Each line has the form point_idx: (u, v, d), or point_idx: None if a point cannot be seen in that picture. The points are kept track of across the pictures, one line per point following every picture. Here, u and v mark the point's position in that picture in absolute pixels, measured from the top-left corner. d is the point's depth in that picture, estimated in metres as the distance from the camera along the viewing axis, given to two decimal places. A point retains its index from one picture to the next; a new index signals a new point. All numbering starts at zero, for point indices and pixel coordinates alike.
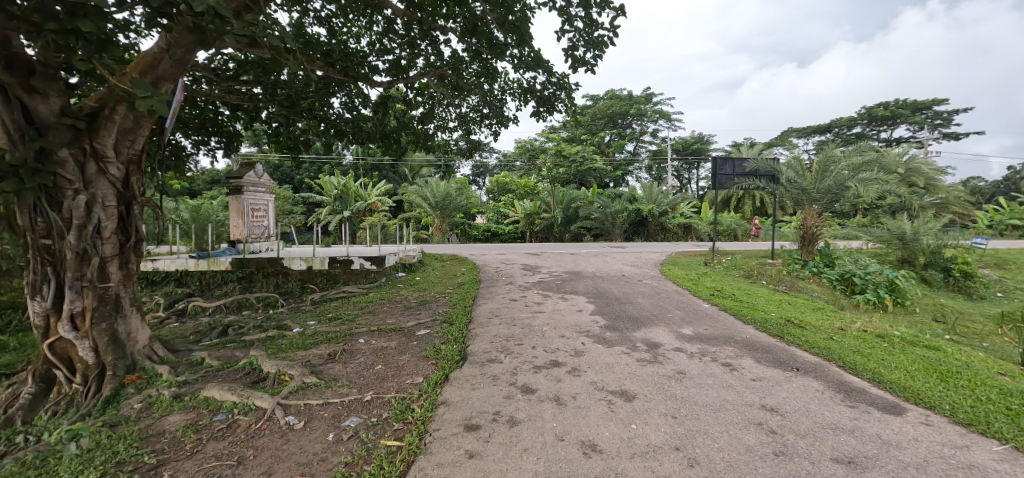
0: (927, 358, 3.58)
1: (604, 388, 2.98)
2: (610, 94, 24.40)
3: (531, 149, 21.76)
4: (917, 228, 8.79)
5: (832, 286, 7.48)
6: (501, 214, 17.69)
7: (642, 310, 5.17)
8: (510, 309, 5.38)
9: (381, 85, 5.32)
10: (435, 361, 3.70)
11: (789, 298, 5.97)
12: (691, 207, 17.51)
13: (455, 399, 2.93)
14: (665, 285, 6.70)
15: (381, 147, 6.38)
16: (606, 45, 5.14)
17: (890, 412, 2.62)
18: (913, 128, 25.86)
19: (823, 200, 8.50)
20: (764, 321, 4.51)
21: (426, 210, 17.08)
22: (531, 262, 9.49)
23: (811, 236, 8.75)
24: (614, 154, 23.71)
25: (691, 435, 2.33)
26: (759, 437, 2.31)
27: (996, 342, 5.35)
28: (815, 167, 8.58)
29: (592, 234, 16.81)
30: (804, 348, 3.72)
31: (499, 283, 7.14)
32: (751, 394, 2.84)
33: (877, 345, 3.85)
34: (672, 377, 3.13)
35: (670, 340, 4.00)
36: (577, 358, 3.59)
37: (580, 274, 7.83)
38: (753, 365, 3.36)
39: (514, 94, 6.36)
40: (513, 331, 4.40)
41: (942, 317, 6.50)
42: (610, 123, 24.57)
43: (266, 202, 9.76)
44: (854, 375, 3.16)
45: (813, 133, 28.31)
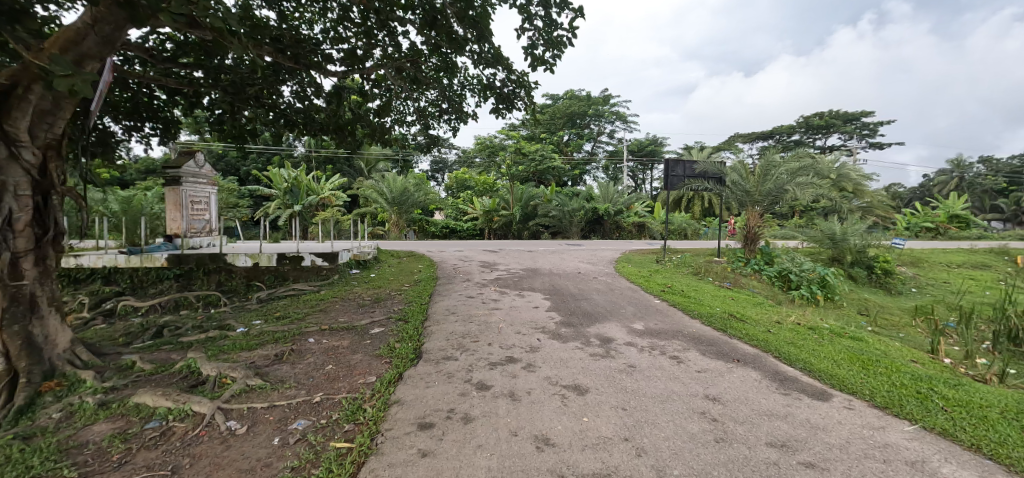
0: (852, 348, 3.90)
1: (558, 382, 3.03)
2: (570, 94, 24.72)
3: (492, 146, 21.70)
4: (846, 229, 9.57)
5: (771, 283, 7.99)
6: (460, 210, 17.76)
7: (596, 306, 5.30)
8: (467, 306, 5.36)
9: (335, 75, 5.12)
10: (390, 360, 3.62)
11: (733, 294, 6.31)
12: (645, 206, 18.04)
13: (408, 397, 2.87)
14: (619, 281, 6.89)
15: (335, 139, 6.14)
16: (565, 45, 5.22)
17: (818, 398, 2.83)
18: (844, 137, 28.07)
19: (764, 202, 8.98)
20: (710, 315, 4.74)
21: (382, 205, 16.75)
22: (489, 259, 9.48)
23: (753, 235, 9.29)
24: (572, 153, 24.16)
25: (639, 426, 2.41)
26: (701, 425, 2.43)
27: (910, 333, 5.93)
28: (758, 171, 9.10)
29: (550, 231, 16.98)
30: (744, 341, 3.95)
31: (457, 280, 7.09)
32: (696, 385, 2.98)
33: (809, 337, 4.15)
34: (622, 371, 3.22)
35: (622, 335, 4.13)
36: (533, 354, 3.62)
37: (537, 271, 7.91)
38: (698, 357, 3.53)
39: (473, 90, 6.32)
40: (470, 328, 4.38)
41: (866, 311, 7.13)
42: (569, 123, 24.92)
43: (207, 194, 9.16)
44: (787, 365, 3.39)
45: (757, 138, 30.10)
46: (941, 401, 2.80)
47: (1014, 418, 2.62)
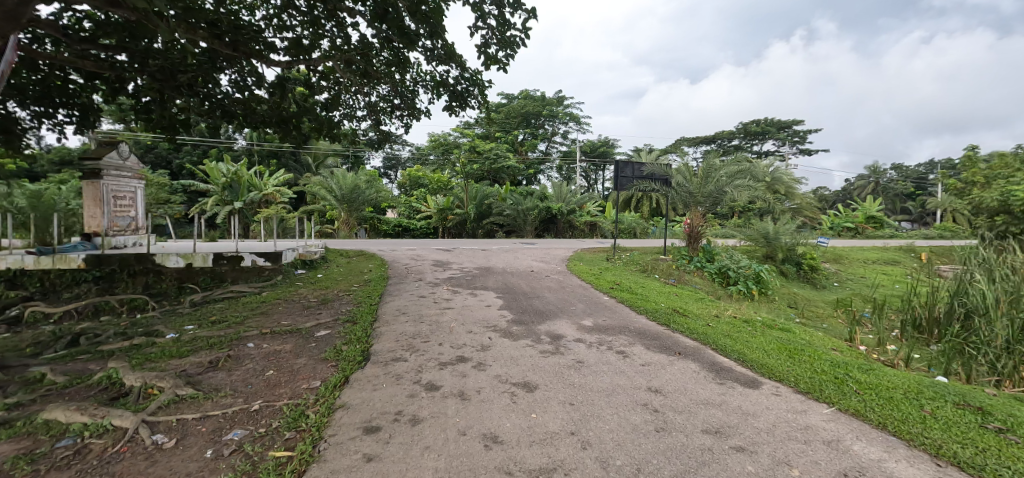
0: (781, 338, 4.21)
1: (508, 380, 3.04)
2: (525, 94, 24.92)
3: (446, 144, 21.48)
4: (778, 229, 10.30)
5: (712, 279, 8.45)
6: (414, 208, 17.46)
7: (548, 304, 5.38)
8: (419, 306, 5.27)
9: (278, 65, 4.86)
10: (336, 363, 3.49)
11: (677, 290, 6.62)
12: (596, 206, 18.50)
13: (355, 401, 2.78)
14: (570, 279, 7.03)
15: (279, 133, 5.82)
16: (518, 46, 5.26)
17: (750, 386, 3.03)
18: (777, 143, 30.23)
19: (706, 203, 9.54)
20: (655, 311, 4.95)
21: (331, 202, 16.17)
22: (442, 258, 9.37)
23: (696, 234, 9.80)
24: (527, 153, 24.39)
25: (585, 420, 2.47)
26: (643, 416, 2.53)
27: (832, 323, 6.50)
28: (700, 173, 9.57)
29: (504, 230, 17.03)
30: (685, 334, 4.16)
31: (409, 280, 6.95)
32: (640, 377, 3.10)
33: (744, 329, 4.44)
34: (571, 367, 3.29)
35: (571, 331, 4.23)
36: (483, 353, 3.62)
37: (491, 270, 7.91)
38: (643, 351, 3.67)
39: (427, 86, 6.22)
40: (420, 329, 4.30)
41: (794, 304, 7.73)
42: (523, 122, 25.12)
43: (133, 189, 8.44)
44: (723, 356, 3.61)
45: (701, 142, 31.76)
46: (855, 384, 3.08)
47: (915, 397, 2.93)
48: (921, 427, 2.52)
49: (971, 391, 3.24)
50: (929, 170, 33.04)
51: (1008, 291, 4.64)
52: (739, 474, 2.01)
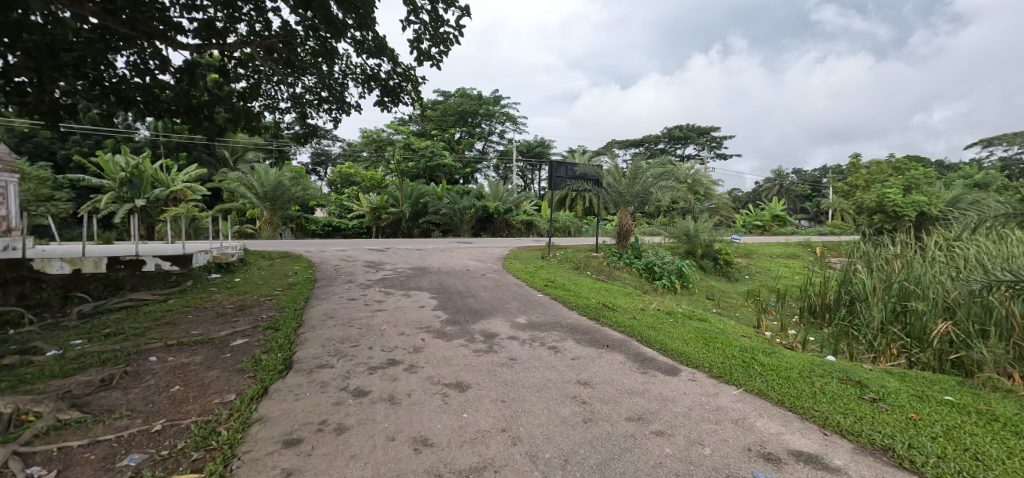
0: (699, 328, 4.56)
1: (440, 381, 3.00)
2: (462, 92, 24.76)
3: (379, 140, 20.75)
4: (697, 226, 11.15)
5: (639, 274, 8.92)
6: (345, 207, 16.68)
7: (483, 302, 5.38)
8: (348, 309, 5.03)
9: (186, 49, 4.41)
10: (254, 374, 3.23)
11: (607, 286, 6.93)
12: (533, 205, 18.82)
13: (273, 413, 2.59)
14: (506, 278, 7.08)
15: (188, 123, 5.28)
16: (452, 43, 5.20)
17: (670, 374, 3.24)
18: (697, 148, 32.65)
19: (634, 203, 10.03)
20: (586, 306, 5.14)
21: (251, 200, 15.05)
22: (375, 259, 9.04)
23: (626, 232, 10.26)
24: (464, 151, 24.26)
25: (516, 416, 2.50)
26: (572, 408, 2.62)
27: (743, 312, 7.20)
28: (628, 174, 10.02)
29: (441, 229, 16.81)
30: (614, 328, 4.35)
31: (338, 282, 6.63)
32: (570, 371, 3.19)
33: (666, 320, 4.74)
34: (504, 364, 3.32)
35: (505, 329, 4.26)
36: (416, 355, 3.54)
37: (425, 270, 7.76)
38: (574, 346, 3.79)
39: (357, 79, 5.96)
40: (349, 333, 4.11)
41: (711, 295, 8.40)
42: (460, 120, 24.94)
43: (4, 184, 7.27)
44: (647, 347, 3.83)
45: (630, 145, 33.49)
46: (759, 367, 3.41)
47: (808, 375, 3.31)
48: (812, 401, 2.85)
49: (852, 367, 3.71)
50: (822, 174, 37.44)
51: (881, 279, 5.37)
52: (657, 457, 2.14)
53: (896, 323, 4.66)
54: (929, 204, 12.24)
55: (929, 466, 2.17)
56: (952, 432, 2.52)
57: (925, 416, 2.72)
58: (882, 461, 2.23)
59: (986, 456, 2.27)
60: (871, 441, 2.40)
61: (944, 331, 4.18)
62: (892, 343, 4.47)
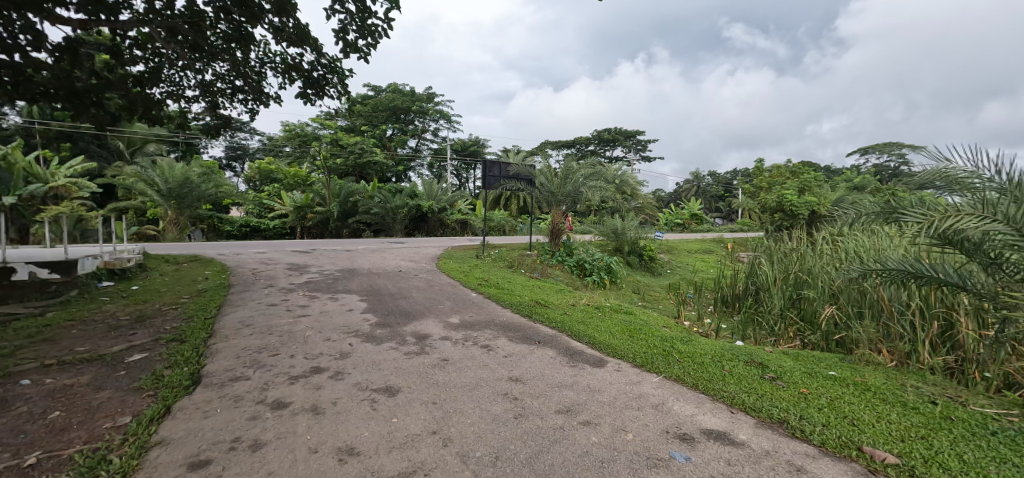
0: (624, 320, 4.82)
1: (368, 387, 2.90)
2: (394, 87, 24.03)
3: (303, 135, 19.54)
4: (624, 225, 11.78)
5: (571, 271, 9.24)
6: (265, 206, 15.58)
7: (415, 303, 5.27)
8: (267, 316, 4.68)
9: (68, 23, 3.85)
10: (155, 392, 2.91)
11: (540, 283, 7.09)
12: (468, 204, 18.75)
13: (178, 434, 2.35)
14: (439, 278, 6.98)
15: (71, 110, 4.61)
16: (380, 35, 5.04)
17: (597, 365, 3.39)
18: (625, 150, 34.43)
19: (566, 202, 10.35)
20: (518, 303, 5.22)
21: (152, 198, 13.64)
22: (299, 261, 8.50)
23: (558, 230, 10.51)
24: (396, 149, 23.57)
25: (448, 417, 2.49)
26: (503, 405, 2.65)
27: (665, 304, 7.72)
28: (560, 174, 10.33)
29: (372, 229, 16.20)
30: (545, 324, 4.47)
31: (256, 287, 6.15)
32: (502, 369, 3.23)
33: (595, 315, 4.96)
34: (435, 365, 3.28)
35: (437, 330, 4.21)
36: (342, 361, 3.39)
37: (355, 272, 7.43)
38: (506, 344, 3.84)
39: (276, 69, 5.56)
40: (268, 341, 3.84)
41: (637, 289, 8.91)
42: (392, 117, 24.18)
43: None
44: (577, 341, 3.98)
45: (563, 146, 34.52)
46: (677, 354, 3.68)
47: (719, 360, 3.63)
48: (721, 383, 3.13)
49: (757, 350, 4.13)
50: (732, 177, 41.15)
51: (779, 270, 6.03)
52: (584, 446, 2.23)
53: (793, 309, 5.25)
54: (818, 204, 13.93)
55: (816, 434, 2.48)
56: (834, 402, 2.90)
57: (813, 390, 3.10)
58: (779, 432, 2.51)
59: (859, 421, 2.64)
60: (769, 415, 2.69)
61: (830, 315, 4.78)
62: (789, 326, 5.03)
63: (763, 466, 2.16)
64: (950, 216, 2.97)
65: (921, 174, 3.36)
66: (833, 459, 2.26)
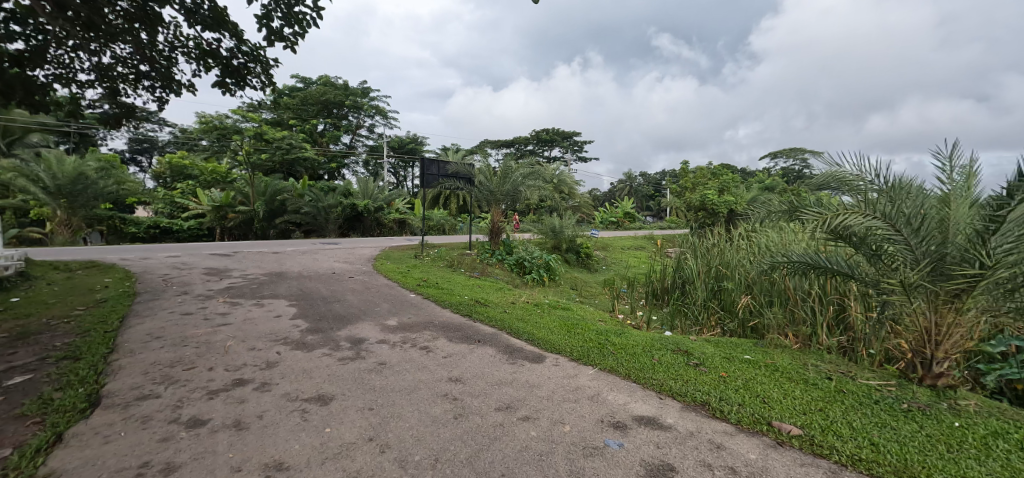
0: (562, 316, 4.97)
1: (298, 397, 2.74)
2: (325, 79, 22.83)
3: (222, 128, 18.00)
4: (561, 223, 12.10)
5: (511, 270, 9.35)
6: (178, 205, 14.33)
7: (350, 307, 5.06)
8: (181, 326, 4.27)
9: None
10: (41, 418, 2.54)
11: (480, 282, 7.09)
12: (406, 203, 18.31)
13: (70, 464, 2.07)
14: (376, 279, 6.75)
15: None
16: (308, 24, 4.76)
17: (535, 361, 3.47)
18: (562, 150, 35.38)
19: (505, 201, 10.43)
20: (458, 303, 5.19)
21: (36, 196, 11.93)
22: (218, 265, 7.83)
23: (497, 229, 10.57)
24: (328, 144, 22.43)
25: (385, 422, 2.42)
26: (443, 406, 2.63)
27: (601, 299, 8.05)
28: (499, 173, 10.40)
29: (303, 230, 15.30)
30: (485, 323, 4.48)
31: (168, 294, 5.58)
32: (442, 370, 3.20)
33: (534, 312, 5.06)
34: (372, 370, 3.17)
35: (374, 333, 4.07)
36: (269, 371, 3.18)
37: (283, 275, 6.98)
38: (446, 344, 3.80)
39: (189, 54, 5.07)
40: (182, 354, 3.50)
41: (574, 286, 9.20)
42: (323, 111, 22.97)
43: None
44: (516, 338, 4.03)
45: (502, 146, 34.78)
46: (611, 347, 3.86)
47: (650, 350, 3.86)
48: (651, 372, 3.32)
49: (683, 339, 4.44)
50: (661, 177, 43.71)
51: (702, 263, 6.52)
52: (523, 441, 2.27)
53: (714, 299, 5.70)
54: (735, 203, 15.21)
55: (732, 413, 2.71)
56: (749, 383, 3.20)
57: (731, 373, 3.39)
58: (701, 414, 2.71)
59: (769, 399, 2.93)
60: (693, 399, 2.90)
61: (746, 304, 5.24)
62: (711, 315, 5.46)
63: (688, 446, 2.33)
64: (839, 214, 3.38)
65: (819, 176, 3.74)
66: (747, 435, 2.49)
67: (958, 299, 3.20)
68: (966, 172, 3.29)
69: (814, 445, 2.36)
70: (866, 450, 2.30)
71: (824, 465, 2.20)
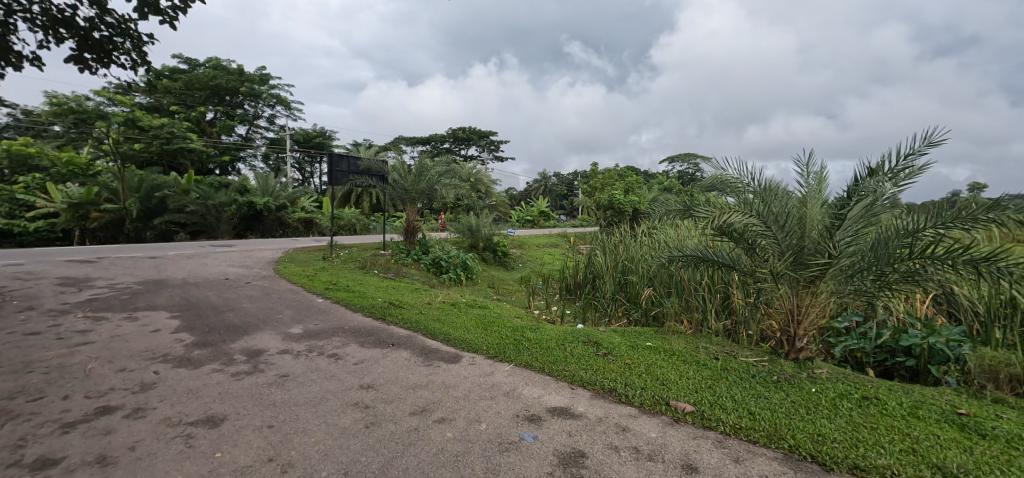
0: (479, 315, 4.99)
1: (183, 420, 2.43)
2: (215, 62, 20.45)
3: (80, 112, 15.29)
4: (478, 222, 12.15)
5: (427, 270, 9.17)
6: (22, 203, 12.04)
7: (246, 316, 4.60)
8: (23, 348, 3.55)
9: None
10: None
11: (394, 283, 6.84)
12: (312, 201, 17.11)
13: None
14: (278, 284, 6.21)
15: None
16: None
17: (452, 361, 3.44)
18: (479, 150, 35.51)
19: (420, 199, 10.16)
20: (371, 306, 4.97)
21: None
22: (77, 273, 6.64)
23: (413, 228, 10.28)
24: (220, 135, 20.15)
25: (287, 440, 2.24)
26: (353, 416, 2.50)
27: (517, 296, 8.26)
28: (414, 171, 10.10)
29: (189, 231, 13.57)
30: (400, 325, 4.35)
31: (6, 310, 4.61)
32: (352, 377, 3.04)
33: (451, 312, 5.01)
34: (272, 384, 2.92)
35: (275, 344, 3.73)
36: (144, 394, 2.77)
37: (162, 283, 6.12)
38: (356, 350, 3.62)
39: (32, 22, 4.21)
40: (26, 383, 2.91)
41: (492, 284, 9.31)
42: (213, 97, 20.55)
43: None
44: (432, 339, 3.97)
45: (418, 143, 33.93)
46: (527, 342, 3.96)
47: (563, 343, 4.04)
48: (563, 364, 3.48)
49: (592, 331, 4.70)
50: (574, 178, 45.80)
51: (609, 258, 6.96)
52: (439, 444, 2.25)
53: (621, 292, 6.11)
54: (638, 202, 16.46)
55: (637, 397, 2.94)
56: (650, 368, 3.48)
57: (635, 360, 3.67)
58: (609, 400, 2.90)
59: (667, 381, 3.22)
60: (601, 386, 3.09)
61: (648, 295, 5.70)
62: (619, 307, 5.86)
63: (597, 431, 2.48)
64: (723, 213, 3.81)
65: (707, 178, 4.19)
66: (648, 415, 2.71)
67: (813, 284, 3.77)
68: (818, 176, 3.85)
69: (704, 419, 2.64)
70: (745, 419, 2.64)
71: (712, 436, 2.46)
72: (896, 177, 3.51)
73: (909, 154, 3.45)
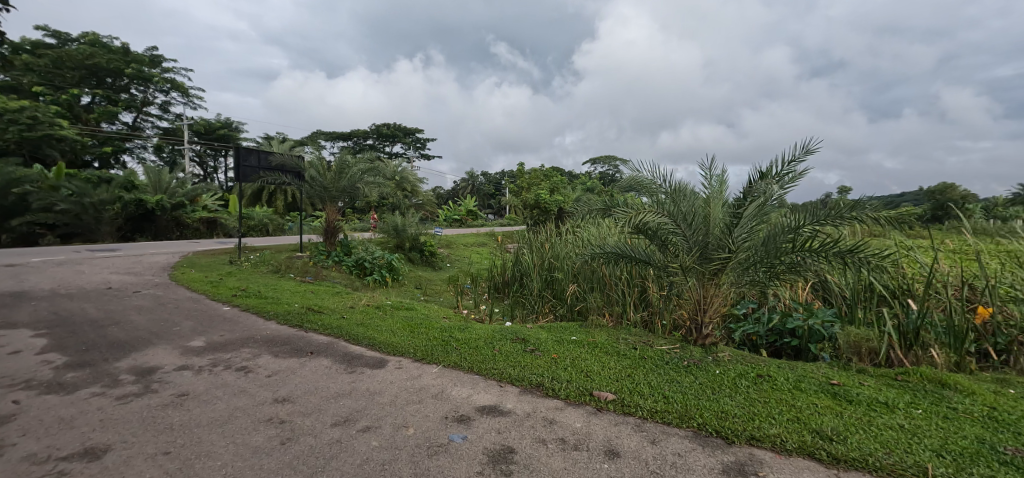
0: (406, 317, 4.86)
1: (53, 455, 2.09)
2: (92, 38, 17.79)
3: None
4: (404, 222, 11.82)
5: (350, 272, 8.75)
6: None
7: (135, 329, 4.06)
8: None
9: None
10: None
11: (312, 287, 6.43)
12: (215, 199, 15.56)
13: None
14: (174, 293, 5.55)
15: None
16: None
17: (376, 367, 3.31)
18: (405, 147, 34.52)
19: (341, 197, 9.64)
20: (286, 313, 4.63)
21: None
22: None
23: (334, 228, 9.74)
24: (99, 123, 17.55)
25: (187, 466, 2.02)
26: (267, 433, 2.32)
27: (444, 296, 8.20)
28: (333, 168, 9.55)
29: (60, 233, 11.67)
30: (319, 332, 4.10)
31: None
32: (265, 391, 2.82)
33: (375, 315, 4.83)
34: (169, 405, 2.61)
35: (171, 360, 3.34)
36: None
37: (23, 295, 5.20)
38: (270, 361, 3.35)
39: None
40: None
41: (419, 285, 9.11)
42: (90, 78, 17.83)
43: None
44: (355, 345, 3.79)
45: (338, 138, 32.09)
46: (455, 342, 3.94)
47: (491, 341, 4.08)
48: (492, 362, 3.51)
49: (520, 328, 4.79)
50: (502, 177, 46.18)
51: (536, 256, 7.14)
52: (364, 453, 2.16)
53: (547, 288, 6.28)
54: (563, 202, 17.02)
55: (563, 390, 3.05)
56: (575, 361, 3.63)
57: (561, 354, 3.81)
58: (537, 395, 2.98)
59: (591, 372, 3.38)
60: (529, 382, 3.16)
61: (573, 291, 5.92)
62: (546, 304, 6.03)
63: (526, 426, 2.54)
64: (638, 213, 4.07)
65: (625, 180, 4.45)
66: (573, 407, 2.83)
67: (716, 276, 4.18)
68: (719, 179, 4.25)
69: (624, 406, 2.81)
70: (660, 403, 2.85)
71: (631, 421, 2.64)
72: (781, 180, 3.96)
73: (790, 161, 3.93)
